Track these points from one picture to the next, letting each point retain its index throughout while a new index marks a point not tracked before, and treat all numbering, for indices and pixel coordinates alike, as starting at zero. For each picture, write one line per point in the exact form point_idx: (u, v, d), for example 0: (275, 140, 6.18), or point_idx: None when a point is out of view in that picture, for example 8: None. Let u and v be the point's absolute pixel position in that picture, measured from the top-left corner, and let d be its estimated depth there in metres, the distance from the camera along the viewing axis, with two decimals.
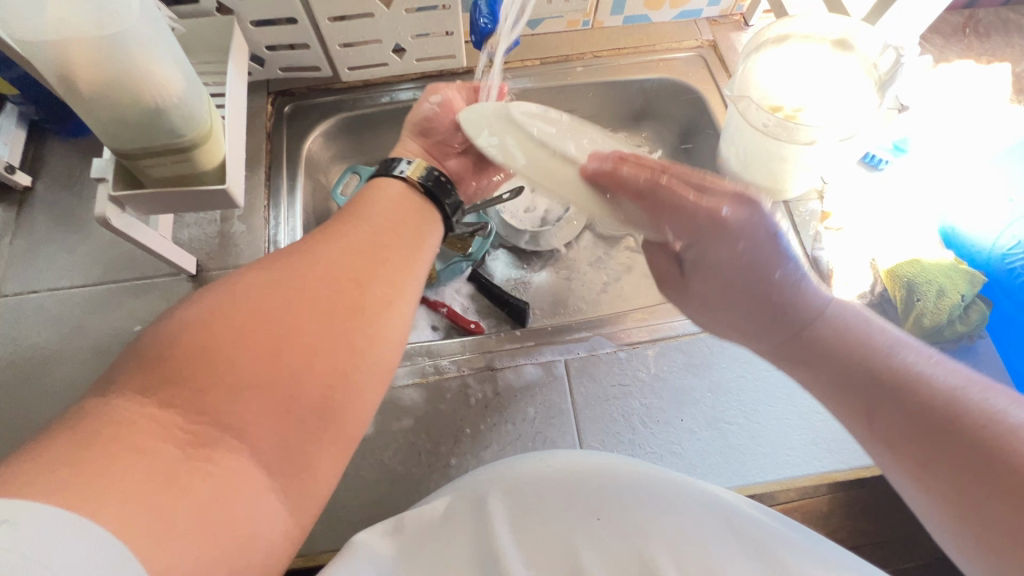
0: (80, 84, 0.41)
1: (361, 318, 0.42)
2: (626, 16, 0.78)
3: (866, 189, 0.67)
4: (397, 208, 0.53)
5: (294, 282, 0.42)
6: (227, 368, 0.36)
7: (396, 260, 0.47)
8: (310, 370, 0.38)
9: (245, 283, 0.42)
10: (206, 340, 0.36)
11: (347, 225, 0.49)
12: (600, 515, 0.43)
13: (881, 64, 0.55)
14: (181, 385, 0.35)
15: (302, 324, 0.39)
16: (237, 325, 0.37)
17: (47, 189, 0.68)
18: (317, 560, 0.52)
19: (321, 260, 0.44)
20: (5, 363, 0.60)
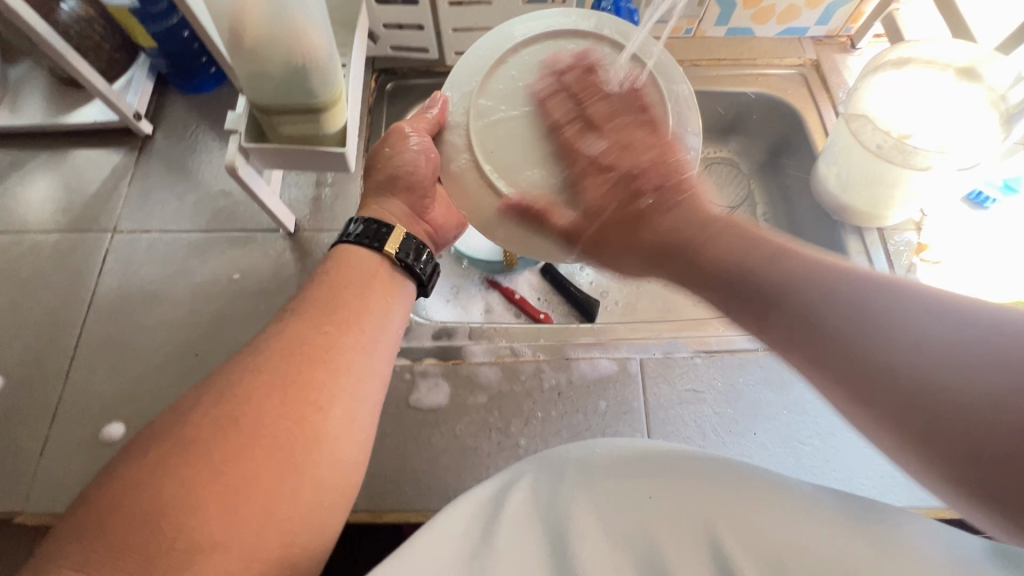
0: (244, 38, 0.45)
1: (308, 428, 0.40)
2: (731, 28, 0.78)
3: (968, 225, 0.65)
4: (362, 286, 0.49)
5: (220, 408, 0.39)
6: (180, 520, 0.34)
7: (336, 358, 0.44)
8: (245, 508, 0.36)
9: (169, 419, 0.39)
10: (139, 488, 0.35)
11: (277, 325, 0.45)
12: (654, 493, 0.37)
13: (1010, 96, 0.53)
14: (144, 544, 0.33)
15: (237, 456, 0.37)
16: (150, 479, 0.35)
17: (165, 139, 0.73)
18: (384, 518, 0.54)
19: (271, 370, 0.41)
20: (114, 295, 0.64)
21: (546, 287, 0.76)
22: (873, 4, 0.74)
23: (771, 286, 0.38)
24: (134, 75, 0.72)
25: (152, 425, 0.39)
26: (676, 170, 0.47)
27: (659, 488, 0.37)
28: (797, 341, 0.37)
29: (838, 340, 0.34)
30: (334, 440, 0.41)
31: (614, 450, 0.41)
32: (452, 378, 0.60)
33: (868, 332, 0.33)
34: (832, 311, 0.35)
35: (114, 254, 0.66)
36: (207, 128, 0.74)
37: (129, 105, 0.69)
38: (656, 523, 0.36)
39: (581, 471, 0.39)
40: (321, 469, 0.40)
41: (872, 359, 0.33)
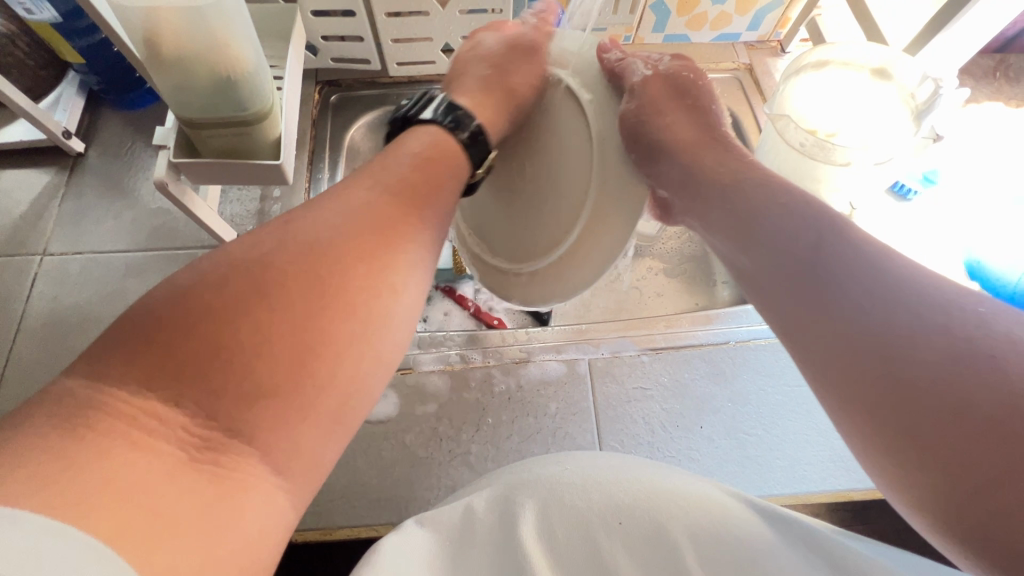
0: (164, 49, 0.44)
1: (377, 309, 0.38)
2: (667, 35, 0.80)
3: (893, 217, 0.69)
4: (436, 171, 0.47)
5: (299, 262, 0.36)
6: (249, 363, 0.32)
7: (407, 252, 0.41)
8: (320, 366, 0.34)
9: (249, 259, 0.36)
10: (211, 313, 0.33)
11: (366, 185, 0.43)
12: (622, 519, 0.38)
13: (918, 94, 0.57)
14: (206, 363, 0.31)
15: (303, 302, 0.35)
16: (226, 305, 0.33)
17: (99, 156, 0.71)
18: (334, 535, 0.53)
19: (349, 236, 0.39)
20: (45, 319, 0.62)
21: (499, 293, 0.76)
22: (797, 10, 0.77)
23: (779, 252, 0.41)
24: (63, 91, 0.70)
25: (218, 264, 0.36)
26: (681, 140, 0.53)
27: (630, 515, 0.38)
28: (792, 298, 0.39)
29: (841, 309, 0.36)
30: (386, 316, 0.39)
31: (585, 467, 0.42)
32: (401, 389, 0.59)
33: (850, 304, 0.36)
34: (853, 280, 0.37)
35: (44, 277, 0.64)
36: (144, 144, 0.72)
37: (57, 123, 0.67)
38: (618, 544, 0.38)
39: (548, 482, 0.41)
40: (383, 346, 0.38)
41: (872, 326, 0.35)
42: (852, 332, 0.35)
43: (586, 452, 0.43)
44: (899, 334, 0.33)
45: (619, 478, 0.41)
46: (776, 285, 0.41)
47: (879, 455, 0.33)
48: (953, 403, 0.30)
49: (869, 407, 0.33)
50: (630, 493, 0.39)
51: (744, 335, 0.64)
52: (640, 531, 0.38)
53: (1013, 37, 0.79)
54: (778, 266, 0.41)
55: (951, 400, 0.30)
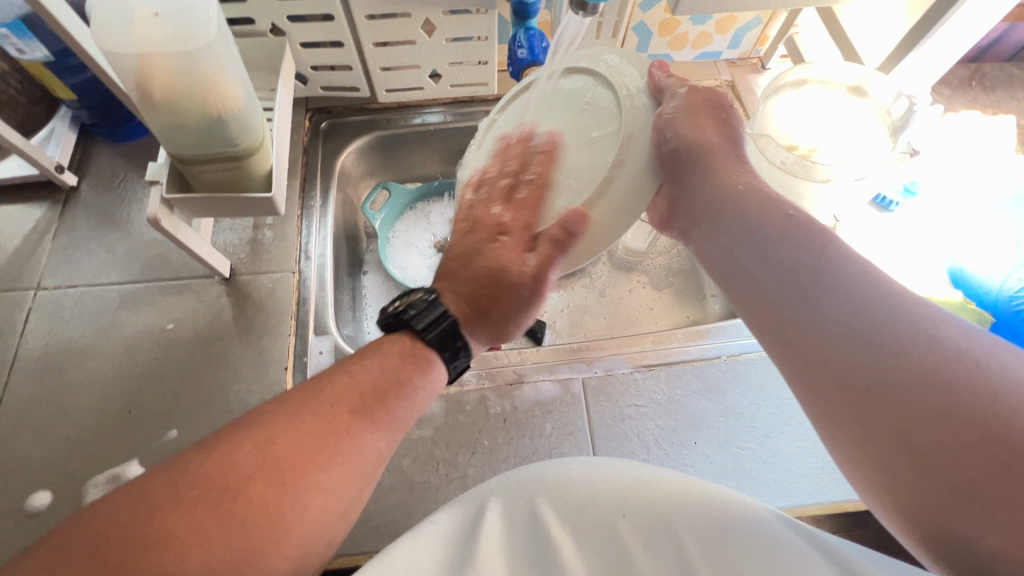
0: (155, 91, 0.45)
1: (316, 527, 0.37)
2: (650, 54, 0.82)
3: (876, 228, 0.70)
4: (402, 371, 0.45)
5: (248, 473, 0.36)
6: (181, 565, 0.32)
7: (360, 457, 0.40)
8: (249, 573, 0.34)
9: (202, 463, 0.36)
10: (152, 515, 0.33)
11: (340, 379, 0.43)
12: (626, 510, 0.40)
13: (894, 111, 0.58)
14: (136, 575, 0.31)
15: (245, 515, 0.35)
16: (159, 515, 0.33)
17: (91, 189, 0.71)
18: (333, 564, 0.53)
19: (301, 454, 0.38)
20: (39, 354, 0.62)
21: None
22: (776, 27, 0.79)
23: (765, 248, 0.43)
24: (55, 126, 0.70)
25: (176, 462, 0.36)
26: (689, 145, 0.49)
27: (632, 506, 0.40)
28: (794, 318, 0.39)
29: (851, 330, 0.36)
30: (325, 522, 0.38)
31: (590, 472, 0.42)
32: None
33: (838, 322, 0.37)
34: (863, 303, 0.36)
35: (38, 312, 0.64)
36: (136, 176, 0.72)
37: (49, 158, 0.67)
38: (630, 538, 0.39)
39: (557, 490, 0.41)
40: (313, 557, 0.38)
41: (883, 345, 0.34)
42: (864, 353, 0.35)
43: (588, 458, 0.43)
44: (919, 354, 0.33)
45: (624, 476, 0.41)
46: (773, 293, 0.41)
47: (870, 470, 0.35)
48: (933, 450, 0.31)
49: (880, 428, 0.34)
50: (642, 492, 0.40)
51: (735, 349, 0.65)
52: (648, 527, 0.40)
53: (987, 47, 0.81)
54: (778, 273, 0.41)
55: (932, 447, 0.31)
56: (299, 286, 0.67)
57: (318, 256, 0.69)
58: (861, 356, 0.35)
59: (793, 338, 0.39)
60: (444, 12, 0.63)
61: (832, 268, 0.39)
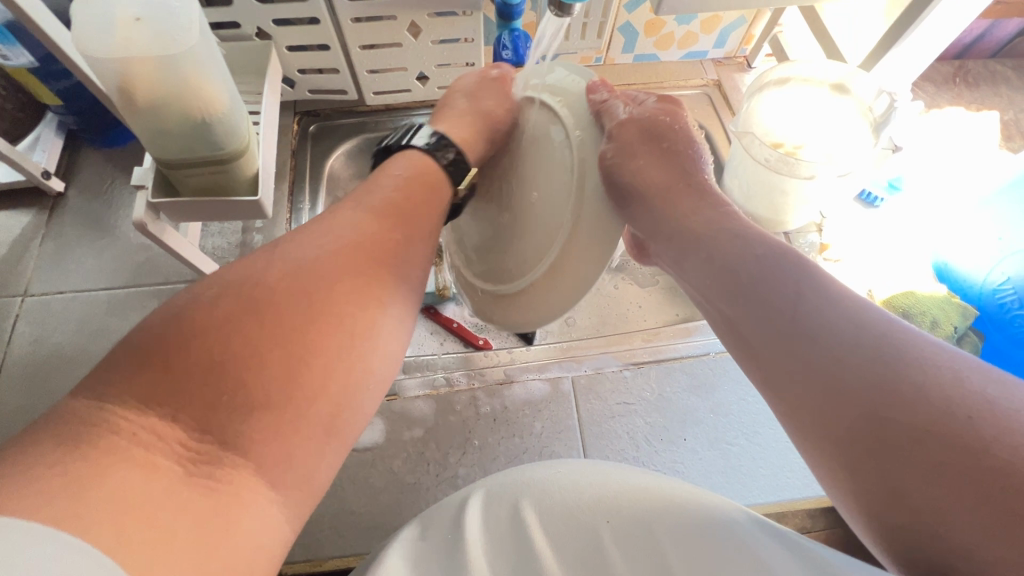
0: (138, 95, 0.45)
1: (353, 310, 0.40)
2: (637, 55, 0.83)
3: (861, 224, 0.71)
4: (418, 193, 0.50)
5: (286, 279, 0.39)
6: (243, 374, 0.34)
7: (396, 267, 0.45)
8: (303, 385, 0.36)
9: (241, 282, 0.38)
10: (202, 336, 0.35)
11: (347, 216, 0.45)
12: (609, 517, 0.40)
13: (876, 107, 0.59)
14: (202, 389, 0.33)
15: (295, 333, 0.37)
16: (215, 334, 0.35)
17: (79, 195, 0.71)
18: (324, 566, 0.53)
19: (336, 275, 0.41)
20: (26, 361, 0.62)
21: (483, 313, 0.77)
22: (761, 26, 0.80)
23: (731, 264, 0.42)
24: (42, 133, 0.70)
25: (210, 286, 0.39)
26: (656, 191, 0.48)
27: (615, 512, 0.40)
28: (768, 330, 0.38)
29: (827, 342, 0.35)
30: (366, 362, 0.40)
31: (570, 474, 0.42)
32: (387, 415, 0.59)
33: (807, 324, 0.37)
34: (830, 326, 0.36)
35: (25, 319, 0.64)
36: (124, 181, 0.72)
37: (36, 164, 0.67)
38: (607, 538, 0.39)
39: (542, 492, 0.41)
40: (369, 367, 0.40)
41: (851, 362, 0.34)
42: (828, 374, 0.34)
43: (573, 461, 0.43)
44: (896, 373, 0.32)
45: (608, 480, 0.42)
46: (739, 317, 0.41)
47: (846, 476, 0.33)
48: (919, 418, 0.30)
49: (856, 435, 0.32)
50: (615, 492, 0.41)
51: (723, 345, 0.65)
52: (625, 531, 0.39)
53: (970, 44, 0.82)
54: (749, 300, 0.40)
55: (916, 420, 0.30)
56: None
57: None
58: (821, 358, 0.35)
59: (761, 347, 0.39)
60: (430, 14, 0.64)
61: (790, 268, 0.40)
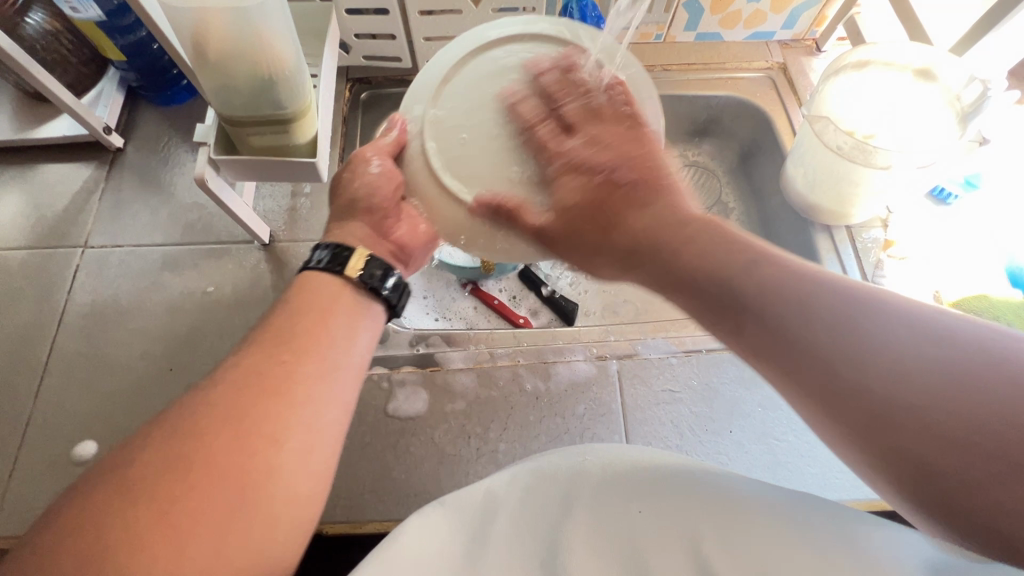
0: (209, 48, 0.45)
1: (261, 461, 0.36)
2: (700, 33, 0.79)
3: (932, 222, 0.67)
4: (322, 305, 0.44)
5: (170, 445, 0.35)
6: (180, 520, 0.32)
7: (293, 389, 0.39)
8: (189, 560, 0.32)
9: (115, 458, 0.35)
10: (73, 535, 0.31)
11: (240, 352, 0.41)
12: (641, 507, 0.40)
13: (964, 96, 0.55)
14: (139, 542, 0.31)
15: (169, 506, 0.33)
16: (88, 528, 0.31)
17: (137, 152, 0.72)
18: (364, 528, 0.53)
19: (212, 410, 0.37)
20: (86, 310, 0.63)
21: (525, 293, 0.76)
22: (836, 7, 0.76)
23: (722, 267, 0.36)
24: (103, 88, 0.71)
25: (145, 429, 0.36)
26: (650, 227, 0.40)
27: (647, 501, 0.40)
28: (756, 333, 0.34)
29: (783, 325, 0.33)
30: (294, 468, 0.37)
31: (612, 457, 0.44)
32: (429, 386, 0.60)
33: (809, 340, 0.32)
34: (779, 304, 0.33)
35: (84, 269, 0.65)
36: (180, 140, 0.73)
37: (98, 119, 0.68)
38: (641, 533, 0.39)
39: (570, 476, 0.43)
40: (278, 489, 0.36)
41: (804, 321, 0.32)
42: (820, 364, 0.31)
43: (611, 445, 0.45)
44: (843, 340, 0.31)
45: (637, 466, 0.43)
46: (772, 318, 0.33)
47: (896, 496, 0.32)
48: (927, 432, 0.28)
49: (903, 471, 0.30)
50: (653, 482, 0.42)
51: None
52: (663, 521, 0.39)
53: None
54: (661, 239, 0.40)
55: (910, 417, 0.29)
56: None
57: None
58: (845, 374, 0.31)
59: (764, 348, 0.34)
60: None
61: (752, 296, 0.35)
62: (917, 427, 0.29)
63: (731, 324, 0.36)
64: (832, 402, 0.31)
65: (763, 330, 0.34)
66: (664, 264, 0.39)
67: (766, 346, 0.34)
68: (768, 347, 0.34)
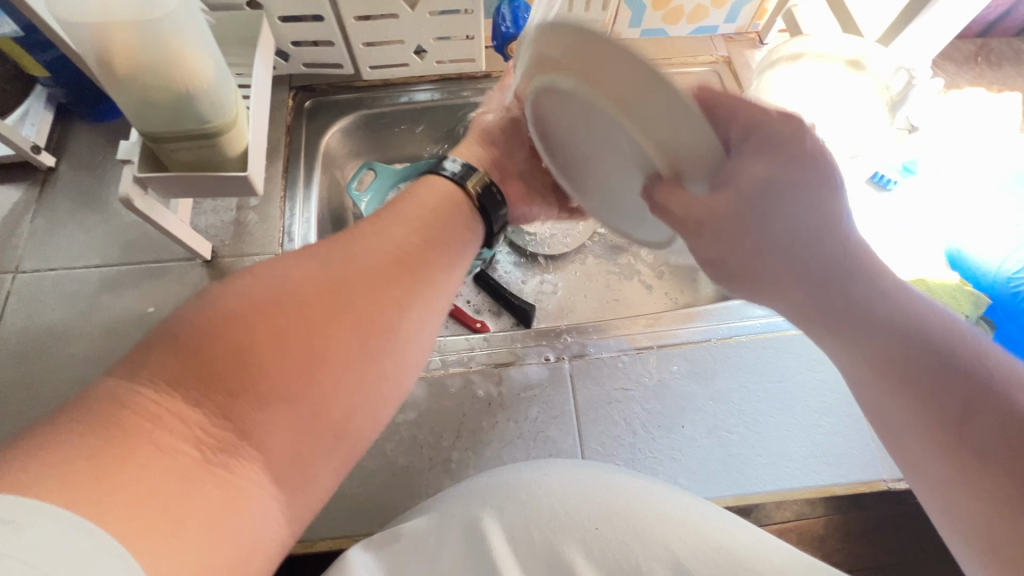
0: (118, 65, 0.43)
1: (382, 329, 0.43)
2: (644, 29, 0.79)
3: (873, 209, 0.68)
4: (444, 216, 0.53)
5: (323, 275, 0.42)
6: (263, 367, 0.37)
7: (416, 286, 0.46)
8: (322, 376, 0.39)
9: (252, 278, 0.41)
10: (226, 325, 0.36)
11: (366, 224, 0.48)
12: (598, 525, 0.42)
13: (893, 85, 0.57)
14: (227, 379, 0.35)
15: (320, 335, 0.39)
16: (247, 316, 0.37)
17: (70, 171, 0.70)
18: (316, 547, 0.52)
19: (355, 262, 0.44)
20: (19, 337, 0.61)
21: (481, 296, 0.76)
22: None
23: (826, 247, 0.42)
24: (30, 106, 0.68)
25: (251, 272, 0.41)
26: (761, 180, 0.41)
27: (606, 521, 0.42)
28: (779, 253, 0.43)
29: (886, 308, 0.40)
30: (400, 355, 0.44)
31: (571, 476, 0.45)
32: None
33: (875, 301, 0.41)
34: (815, 258, 0.42)
35: (16, 295, 0.63)
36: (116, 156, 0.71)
37: (25, 138, 0.66)
38: (590, 545, 0.42)
39: (531, 495, 0.43)
40: (381, 377, 0.43)
41: (861, 295, 0.41)
42: (856, 320, 0.41)
43: (570, 463, 0.46)
44: (863, 294, 0.41)
45: (595, 486, 0.44)
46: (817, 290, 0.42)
47: (925, 461, 0.38)
48: (963, 382, 0.37)
49: (950, 413, 0.37)
50: (607, 502, 0.43)
51: (726, 332, 0.64)
52: (611, 541, 0.42)
53: (993, 22, 0.78)
54: (774, 192, 0.42)
55: (953, 373, 0.37)
56: None
57: (302, 237, 0.68)
58: (906, 340, 0.39)
59: (833, 312, 0.42)
60: None
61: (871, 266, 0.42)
62: (933, 385, 0.38)
63: (811, 286, 0.43)
64: (889, 352, 0.40)
65: (846, 301, 0.41)
66: (784, 246, 0.43)
67: (839, 310, 0.42)
68: (846, 306, 0.41)
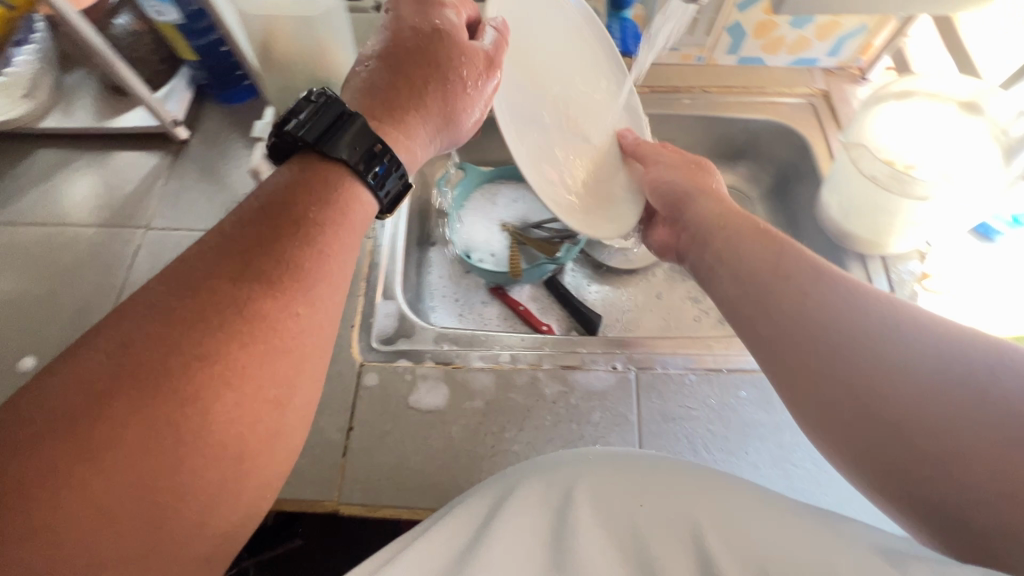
0: (274, 52, 0.49)
1: (262, 372, 0.36)
2: (742, 56, 0.80)
3: (973, 257, 0.65)
4: (329, 211, 0.42)
5: (159, 331, 0.35)
6: (106, 463, 0.31)
7: (287, 304, 0.38)
8: (184, 467, 0.33)
9: (99, 338, 0.35)
10: (69, 420, 0.31)
11: (223, 238, 0.39)
12: (644, 501, 0.41)
13: (1011, 129, 0.55)
14: (74, 476, 0.31)
15: (169, 402, 0.33)
16: (81, 408, 0.32)
17: (199, 144, 0.78)
18: (379, 512, 0.55)
19: (199, 312, 0.36)
20: (141, 287, 0.68)
21: (549, 300, 0.78)
22: (883, 36, 0.75)
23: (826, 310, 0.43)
24: (176, 85, 0.77)
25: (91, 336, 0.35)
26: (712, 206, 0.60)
27: (650, 496, 0.41)
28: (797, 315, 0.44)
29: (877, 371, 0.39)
30: (279, 385, 0.37)
31: (618, 455, 0.45)
32: (451, 381, 0.62)
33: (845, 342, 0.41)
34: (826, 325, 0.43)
35: (144, 249, 0.71)
36: (238, 135, 0.79)
37: (168, 112, 0.74)
38: (649, 532, 0.40)
39: (576, 467, 0.44)
40: (267, 411, 0.37)
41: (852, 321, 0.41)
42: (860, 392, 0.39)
43: (609, 448, 0.46)
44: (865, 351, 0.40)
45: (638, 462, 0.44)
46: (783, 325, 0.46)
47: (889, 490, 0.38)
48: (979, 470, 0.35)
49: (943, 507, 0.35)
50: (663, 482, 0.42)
51: None
52: (666, 520, 0.40)
53: None
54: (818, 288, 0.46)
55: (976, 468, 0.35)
56: (373, 251, 0.71)
57: (393, 225, 0.73)
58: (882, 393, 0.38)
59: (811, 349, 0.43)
60: None
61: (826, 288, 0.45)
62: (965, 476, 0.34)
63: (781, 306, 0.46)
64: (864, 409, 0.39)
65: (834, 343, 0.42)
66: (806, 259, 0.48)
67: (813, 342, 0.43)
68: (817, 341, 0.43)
